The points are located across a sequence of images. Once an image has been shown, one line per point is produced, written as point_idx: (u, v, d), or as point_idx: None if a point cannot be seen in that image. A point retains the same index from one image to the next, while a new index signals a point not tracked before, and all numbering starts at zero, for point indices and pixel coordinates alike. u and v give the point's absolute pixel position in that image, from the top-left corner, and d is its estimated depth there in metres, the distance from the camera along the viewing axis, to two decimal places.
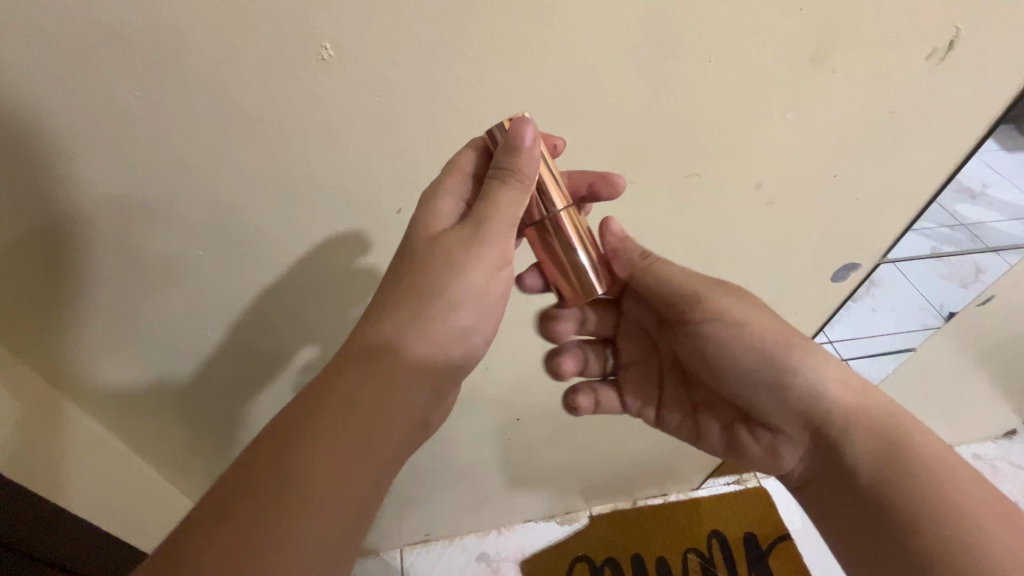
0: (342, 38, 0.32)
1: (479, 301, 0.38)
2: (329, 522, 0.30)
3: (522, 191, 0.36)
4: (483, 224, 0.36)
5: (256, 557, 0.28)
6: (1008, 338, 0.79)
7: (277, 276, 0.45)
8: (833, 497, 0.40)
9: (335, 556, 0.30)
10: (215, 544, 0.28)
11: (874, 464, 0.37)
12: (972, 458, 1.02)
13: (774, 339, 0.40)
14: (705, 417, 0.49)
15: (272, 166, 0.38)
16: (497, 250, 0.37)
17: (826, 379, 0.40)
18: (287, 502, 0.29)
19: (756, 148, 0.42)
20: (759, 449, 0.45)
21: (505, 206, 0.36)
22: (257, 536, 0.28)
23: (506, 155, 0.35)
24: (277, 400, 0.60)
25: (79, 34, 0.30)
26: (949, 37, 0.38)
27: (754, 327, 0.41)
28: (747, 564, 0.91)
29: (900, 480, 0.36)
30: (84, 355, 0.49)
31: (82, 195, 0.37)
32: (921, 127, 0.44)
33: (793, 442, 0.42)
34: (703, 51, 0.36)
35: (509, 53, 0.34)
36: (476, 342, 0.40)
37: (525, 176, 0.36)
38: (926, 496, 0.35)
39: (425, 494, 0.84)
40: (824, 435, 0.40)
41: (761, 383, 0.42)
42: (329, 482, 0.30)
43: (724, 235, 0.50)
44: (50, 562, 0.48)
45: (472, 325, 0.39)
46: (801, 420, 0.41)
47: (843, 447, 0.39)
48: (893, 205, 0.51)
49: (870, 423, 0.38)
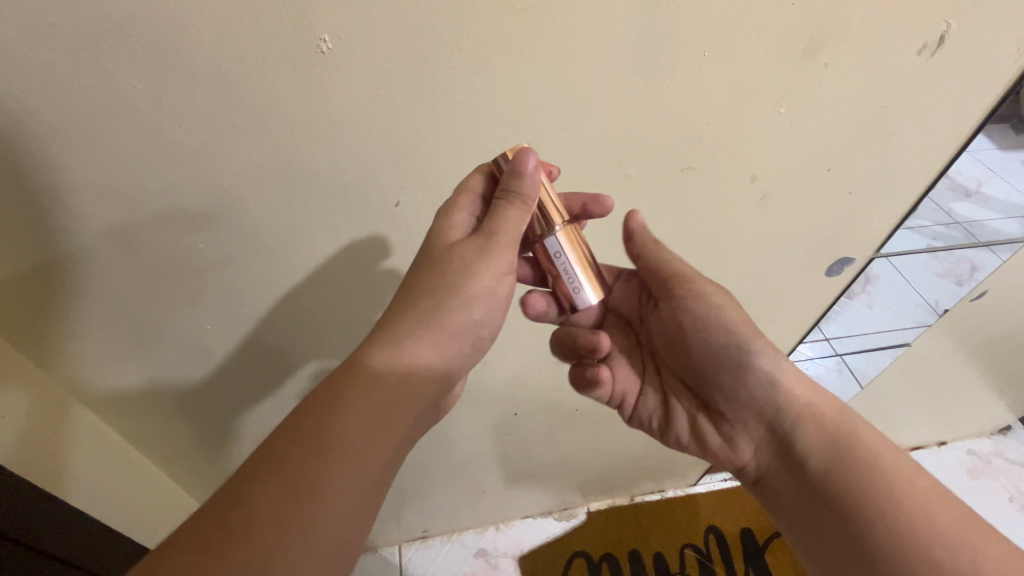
0: (342, 31, 0.32)
1: (491, 299, 0.39)
2: (347, 503, 0.31)
3: (527, 211, 0.38)
4: (493, 238, 0.37)
5: (276, 535, 0.29)
6: (1001, 334, 0.80)
7: (278, 268, 0.46)
8: (788, 483, 0.43)
9: (351, 536, 0.31)
10: (234, 523, 0.29)
11: (827, 451, 0.41)
12: (966, 454, 1.03)
13: (748, 324, 0.44)
14: (673, 409, 0.50)
15: (272, 158, 0.38)
16: (505, 262, 0.38)
17: (783, 366, 0.44)
18: (303, 485, 0.30)
19: (751, 142, 0.43)
20: (718, 442, 0.47)
21: (513, 225, 0.38)
22: (276, 517, 0.29)
23: (512, 176, 0.36)
24: (277, 394, 0.60)
25: (79, 25, 0.30)
26: (939, 32, 0.38)
27: (727, 314, 0.44)
28: (743, 559, 0.91)
29: (847, 465, 0.40)
30: (83, 350, 0.49)
31: (83, 188, 0.37)
32: (911, 121, 0.44)
33: (751, 432, 0.45)
34: (696, 45, 0.36)
35: (506, 48, 0.35)
36: (486, 335, 0.41)
37: (531, 197, 0.37)
38: (872, 482, 0.39)
39: (424, 489, 0.84)
40: (782, 423, 0.43)
41: (727, 369, 0.45)
42: (347, 465, 0.32)
43: (720, 229, 0.51)
44: (45, 552, 0.49)
45: (484, 317, 0.40)
46: (755, 408, 0.45)
47: (799, 436, 0.42)
48: (885, 200, 0.51)
49: (820, 420, 0.42)
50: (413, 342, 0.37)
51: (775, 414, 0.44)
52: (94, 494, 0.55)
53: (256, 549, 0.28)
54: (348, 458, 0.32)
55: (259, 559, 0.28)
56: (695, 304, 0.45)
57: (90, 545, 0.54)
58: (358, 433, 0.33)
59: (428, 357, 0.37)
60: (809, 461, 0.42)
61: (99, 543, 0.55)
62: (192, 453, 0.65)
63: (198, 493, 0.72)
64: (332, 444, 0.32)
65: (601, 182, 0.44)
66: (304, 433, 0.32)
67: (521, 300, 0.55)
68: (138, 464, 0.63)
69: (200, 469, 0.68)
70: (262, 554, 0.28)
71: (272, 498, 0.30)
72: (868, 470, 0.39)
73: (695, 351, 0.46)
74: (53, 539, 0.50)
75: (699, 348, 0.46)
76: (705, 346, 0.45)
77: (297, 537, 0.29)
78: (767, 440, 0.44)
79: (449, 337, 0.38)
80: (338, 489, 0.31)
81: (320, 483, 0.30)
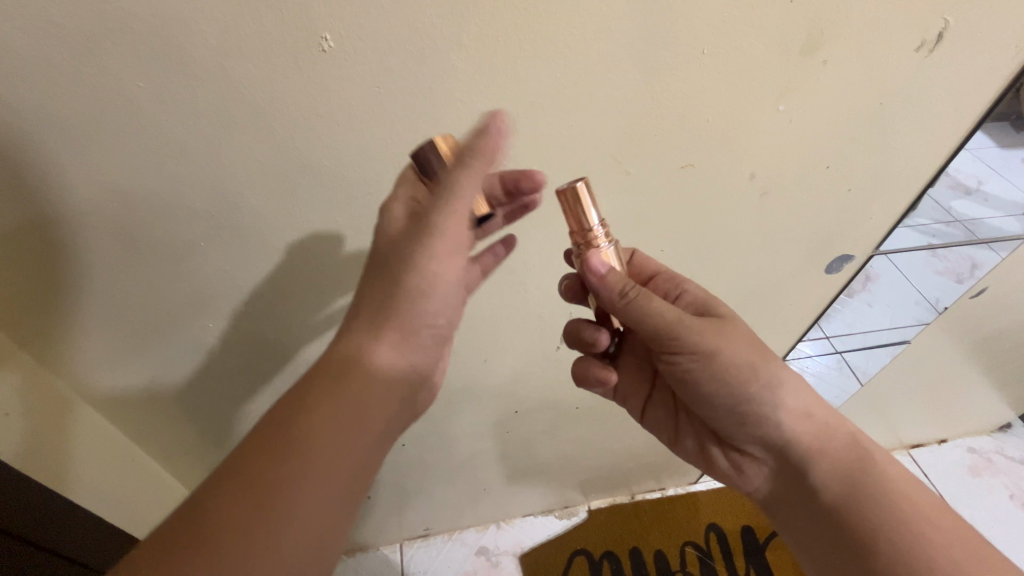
0: (343, 29, 0.33)
1: (439, 290, 0.35)
2: (311, 489, 0.32)
3: (472, 181, 0.31)
4: (430, 217, 0.33)
5: (252, 519, 0.30)
6: (1000, 331, 0.80)
7: (279, 266, 0.46)
8: (794, 508, 0.44)
9: (324, 522, 0.32)
10: (214, 508, 0.30)
11: (839, 487, 0.42)
12: (966, 451, 1.03)
13: (751, 370, 0.42)
14: (683, 425, 0.51)
15: (275, 157, 0.38)
16: (443, 247, 0.34)
17: (788, 410, 0.43)
18: (271, 467, 0.31)
19: (749, 139, 0.43)
20: (726, 466, 0.48)
21: (455, 197, 0.32)
22: (248, 500, 0.30)
23: (471, 138, 0.31)
24: (278, 391, 0.60)
25: (85, 24, 0.30)
26: (938, 29, 0.38)
27: (725, 356, 0.41)
28: (743, 556, 0.91)
29: (859, 503, 0.41)
30: (86, 347, 0.49)
31: (87, 186, 0.37)
32: (910, 118, 0.44)
33: (760, 462, 0.46)
34: (696, 43, 0.37)
35: (507, 47, 0.35)
36: (446, 327, 0.38)
37: (482, 164, 0.31)
38: (879, 517, 0.40)
39: (425, 486, 0.85)
40: (790, 460, 0.44)
41: (733, 409, 0.44)
42: (309, 449, 0.32)
43: (720, 226, 0.51)
44: (62, 556, 0.49)
45: (435, 311, 0.36)
46: (763, 443, 0.45)
47: (809, 471, 0.43)
48: (884, 197, 0.51)
49: (836, 461, 0.42)
50: (376, 323, 0.35)
51: (781, 450, 0.44)
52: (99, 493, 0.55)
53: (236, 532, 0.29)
54: (306, 447, 0.32)
55: (236, 538, 0.29)
56: (692, 349, 0.41)
57: (103, 547, 0.54)
58: (322, 422, 0.33)
59: (387, 349, 0.36)
60: (820, 498, 0.42)
61: (111, 545, 0.55)
62: (194, 451, 0.66)
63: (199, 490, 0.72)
64: (296, 453, 0.32)
65: (601, 179, 0.44)
66: (275, 426, 0.33)
67: (522, 297, 0.55)
68: (140, 462, 0.63)
69: (202, 467, 0.69)
70: (229, 542, 0.29)
71: (241, 489, 0.31)
72: (878, 504, 0.40)
73: (695, 390, 0.44)
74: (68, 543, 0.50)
75: (698, 390, 0.44)
76: (703, 386, 0.43)
77: (269, 519, 0.30)
78: (775, 469, 0.45)
79: (404, 321, 0.35)
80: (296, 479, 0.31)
81: (287, 470, 0.31)
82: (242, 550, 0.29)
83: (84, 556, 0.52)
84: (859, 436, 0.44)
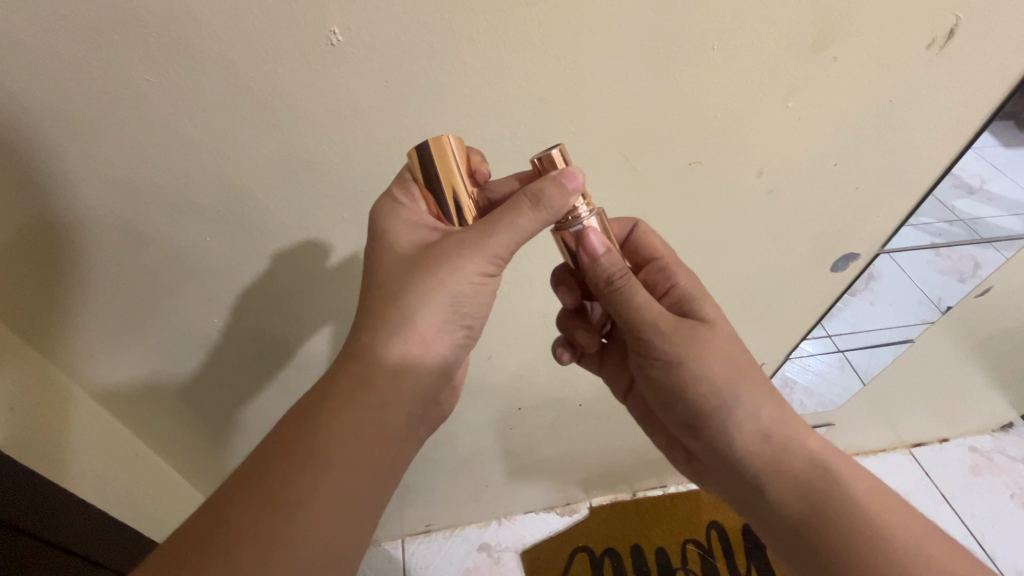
0: (353, 23, 0.33)
1: (479, 296, 0.37)
2: (342, 484, 0.31)
3: (539, 226, 0.35)
4: (486, 237, 0.35)
5: (289, 513, 0.29)
6: (1003, 331, 0.80)
7: (284, 262, 0.46)
8: (750, 517, 0.45)
9: (354, 514, 0.32)
10: (246, 503, 0.29)
11: (796, 504, 0.41)
12: (968, 451, 1.03)
13: (712, 385, 0.42)
14: (655, 421, 0.52)
15: (282, 151, 0.38)
16: (493, 260, 0.36)
17: (745, 428, 0.42)
18: (309, 465, 0.31)
19: (757, 136, 0.43)
20: (690, 467, 0.50)
21: (517, 229, 0.35)
22: (284, 493, 0.30)
23: (549, 185, 0.34)
24: (281, 386, 0.60)
25: (93, 18, 0.30)
26: (950, 26, 0.38)
27: (693, 365, 0.41)
28: (745, 554, 0.91)
29: (817, 520, 0.41)
30: (93, 340, 0.49)
31: (93, 179, 0.37)
32: (919, 115, 0.44)
33: (716, 473, 0.46)
34: (705, 39, 0.36)
35: (516, 42, 0.35)
36: (477, 328, 0.40)
37: (553, 215, 0.35)
38: (822, 542, 0.40)
39: (427, 483, 0.85)
40: (744, 479, 0.44)
41: (691, 419, 0.44)
42: (342, 447, 0.32)
43: (726, 222, 0.50)
44: (80, 553, 0.51)
45: (471, 313, 0.38)
46: (716, 458, 0.45)
47: (766, 487, 0.43)
48: (890, 195, 0.51)
49: (796, 479, 0.42)
50: (405, 322, 0.35)
51: (735, 467, 0.44)
52: (103, 487, 0.55)
53: (273, 525, 0.29)
54: (344, 443, 0.32)
55: (266, 533, 0.29)
56: (657, 355, 0.42)
57: (117, 542, 0.55)
58: (351, 422, 0.33)
59: (402, 324, 0.36)
60: (777, 514, 0.42)
61: (126, 539, 0.56)
62: (197, 445, 0.66)
63: (203, 484, 0.72)
64: (326, 451, 0.31)
65: (608, 175, 0.44)
66: (312, 427, 0.32)
67: (526, 294, 0.55)
68: (144, 457, 0.63)
69: (205, 461, 0.69)
70: (266, 535, 0.29)
71: (276, 485, 0.30)
72: (840, 522, 0.40)
73: (658, 394, 0.45)
74: (87, 542, 0.51)
75: (662, 397, 0.45)
76: (665, 393, 0.44)
77: (304, 514, 0.30)
78: (729, 484, 0.46)
79: (442, 320, 0.37)
80: (330, 473, 0.31)
81: (324, 464, 0.31)
82: (278, 543, 0.29)
83: (99, 553, 0.53)
84: (831, 449, 0.43)
